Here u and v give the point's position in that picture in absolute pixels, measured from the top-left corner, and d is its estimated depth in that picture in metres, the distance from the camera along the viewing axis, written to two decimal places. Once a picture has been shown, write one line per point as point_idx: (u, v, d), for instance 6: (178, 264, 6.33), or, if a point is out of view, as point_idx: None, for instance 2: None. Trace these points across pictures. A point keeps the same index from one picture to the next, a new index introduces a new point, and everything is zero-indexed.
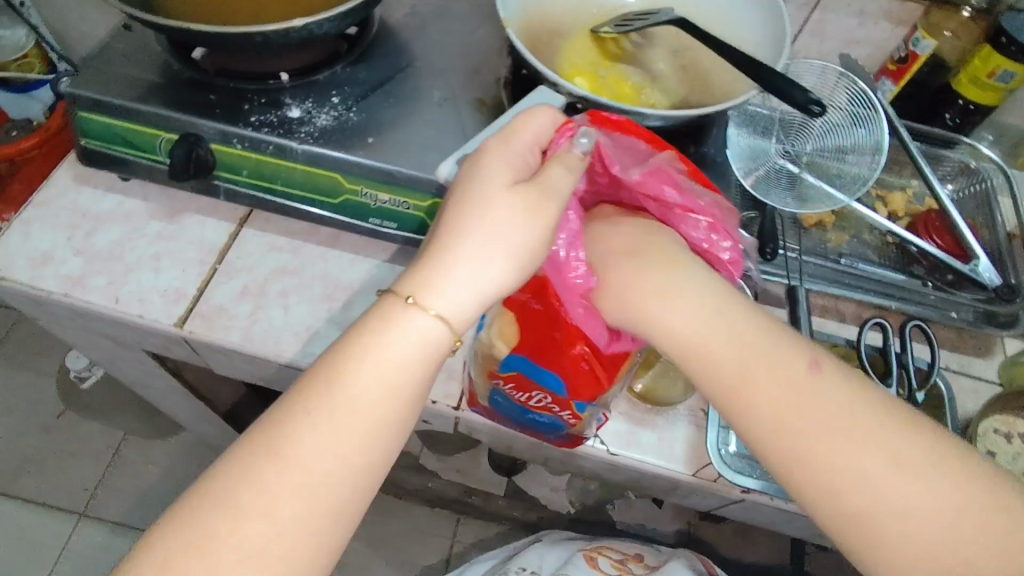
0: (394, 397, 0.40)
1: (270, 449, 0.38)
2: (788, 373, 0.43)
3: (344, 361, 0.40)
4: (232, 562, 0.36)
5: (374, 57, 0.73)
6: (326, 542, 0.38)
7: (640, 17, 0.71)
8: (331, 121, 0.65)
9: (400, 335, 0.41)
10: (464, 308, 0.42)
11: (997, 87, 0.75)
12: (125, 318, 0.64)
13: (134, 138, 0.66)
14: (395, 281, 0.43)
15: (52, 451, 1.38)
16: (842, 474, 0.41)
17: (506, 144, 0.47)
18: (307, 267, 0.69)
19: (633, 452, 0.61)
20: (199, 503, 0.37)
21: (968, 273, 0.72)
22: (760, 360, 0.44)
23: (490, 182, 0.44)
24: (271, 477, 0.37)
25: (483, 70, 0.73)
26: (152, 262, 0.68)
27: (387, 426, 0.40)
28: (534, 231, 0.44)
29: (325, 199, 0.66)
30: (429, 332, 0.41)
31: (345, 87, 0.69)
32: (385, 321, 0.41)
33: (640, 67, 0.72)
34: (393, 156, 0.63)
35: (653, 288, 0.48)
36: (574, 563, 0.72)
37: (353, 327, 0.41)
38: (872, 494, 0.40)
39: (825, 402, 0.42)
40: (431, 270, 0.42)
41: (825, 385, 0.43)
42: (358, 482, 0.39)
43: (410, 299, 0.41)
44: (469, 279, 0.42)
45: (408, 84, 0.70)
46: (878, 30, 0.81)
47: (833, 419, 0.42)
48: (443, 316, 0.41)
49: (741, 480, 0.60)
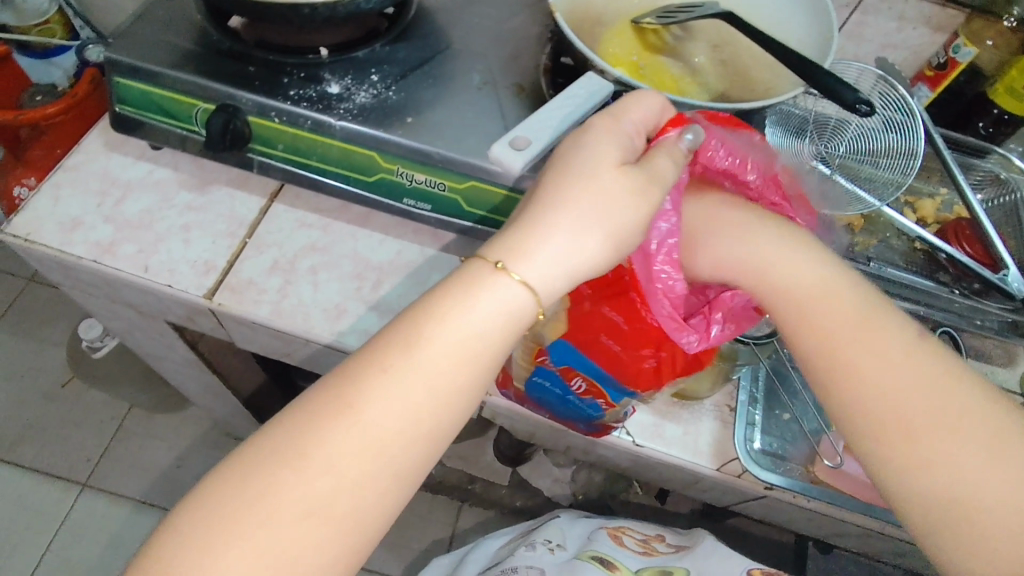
0: (465, 364, 0.41)
1: (341, 404, 0.39)
2: (868, 341, 0.47)
3: (426, 324, 0.41)
4: (303, 503, 0.37)
5: (413, 37, 0.72)
6: (391, 492, 0.40)
7: (682, 9, 0.71)
8: (370, 99, 0.65)
9: (478, 301, 0.41)
10: (551, 281, 0.43)
11: None
12: (154, 287, 0.64)
13: (170, 107, 0.65)
14: (485, 246, 0.43)
15: (56, 419, 1.38)
16: (907, 439, 0.44)
17: (615, 125, 0.46)
18: (336, 246, 0.68)
19: (658, 444, 0.61)
20: (272, 449, 0.38)
21: (997, 282, 0.71)
22: (847, 327, 0.47)
23: (598, 160, 0.44)
24: (346, 429, 0.39)
25: (521, 56, 0.72)
26: (181, 233, 0.67)
27: (460, 393, 0.41)
28: (623, 211, 0.44)
29: (360, 177, 0.66)
30: (512, 302, 0.42)
31: (384, 65, 0.68)
32: (474, 284, 0.42)
33: (678, 60, 0.72)
34: (432, 136, 0.63)
35: (737, 241, 0.52)
36: (600, 539, 0.71)
37: (443, 285, 0.42)
38: (908, 426, 0.44)
39: (901, 370, 0.45)
40: (520, 240, 0.43)
41: (904, 357, 0.46)
42: (425, 443, 0.41)
43: (500, 265, 0.42)
44: (561, 255, 0.43)
45: (447, 66, 0.70)
46: (917, 35, 0.81)
47: (906, 390, 0.45)
48: (527, 286, 0.42)
49: (765, 476, 0.59)
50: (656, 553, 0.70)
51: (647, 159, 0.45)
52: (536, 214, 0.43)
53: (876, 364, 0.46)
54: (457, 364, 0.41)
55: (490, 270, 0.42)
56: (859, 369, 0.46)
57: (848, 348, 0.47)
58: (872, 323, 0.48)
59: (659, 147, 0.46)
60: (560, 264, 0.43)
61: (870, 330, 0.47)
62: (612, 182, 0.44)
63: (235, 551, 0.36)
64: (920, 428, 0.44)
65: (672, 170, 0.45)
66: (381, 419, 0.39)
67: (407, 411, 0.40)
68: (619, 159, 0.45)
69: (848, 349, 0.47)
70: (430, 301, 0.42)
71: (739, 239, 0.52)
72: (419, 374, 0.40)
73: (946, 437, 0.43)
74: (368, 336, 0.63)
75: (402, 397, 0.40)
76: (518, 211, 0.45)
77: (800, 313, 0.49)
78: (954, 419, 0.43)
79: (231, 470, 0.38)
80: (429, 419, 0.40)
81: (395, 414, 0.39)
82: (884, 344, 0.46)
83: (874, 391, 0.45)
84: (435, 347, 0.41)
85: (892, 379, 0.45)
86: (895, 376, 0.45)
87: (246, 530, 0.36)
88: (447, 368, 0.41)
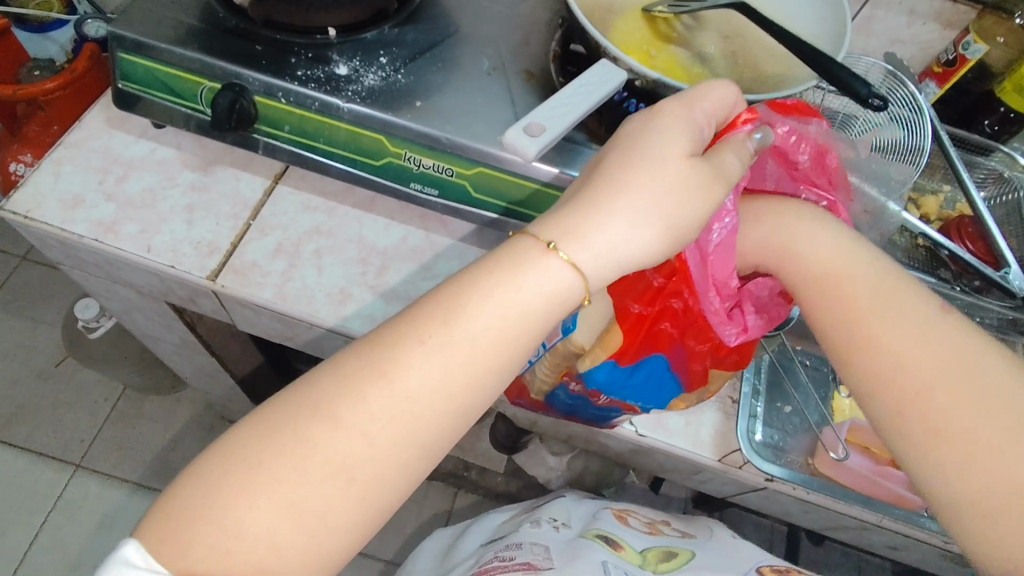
0: (503, 343, 0.41)
1: (375, 368, 0.39)
2: (894, 314, 0.47)
3: (469, 298, 0.41)
4: (324, 460, 0.37)
5: (422, 20, 0.71)
6: (412, 461, 0.39)
7: None
8: (379, 82, 0.64)
9: (524, 280, 0.41)
10: (599, 265, 0.42)
11: None
12: (157, 267, 0.63)
13: (176, 85, 0.64)
14: (536, 223, 0.43)
15: (49, 399, 1.37)
16: (924, 407, 0.44)
17: (688, 108, 0.46)
18: (341, 230, 0.67)
19: (660, 435, 0.61)
20: (298, 408, 0.38)
21: (998, 278, 0.70)
22: (897, 313, 0.47)
23: (666, 144, 0.44)
24: (376, 393, 0.39)
25: (531, 42, 0.72)
26: (184, 213, 0.66)
27: (492, 371, 0.41)
28: (674, 203, 0.43)
29: (367, 160, 0.65)
30: (559, 283, 0.41)
31: (392, 48, 0.68)
32: (522, 259, 0.41)
33: (688, 50, 0.72)
34: (441, 121, 0.62)
35: (790, 234, 0.51)
36: (605, 519, 0.72)
37: (492, 259, 0.42)
38: (949, 413, 0.43)
39: (926, 341, 0.46)
40: (573, 219, 0.42)
41: (930, 329, 0.46)
42: (451, 416, 0.40)
43: (552, 245, 0.42)
44: (611, 240, 0.42)
45: (456, 51, 0.69)
46: (926, 31, 0.81)
47: (928, 361, 0.45)
48: (576, 268, 0.41)
49: (765, 466, 0.60)
50: (661, 533, 0.71)
51: (714, 154, 0.45)
52: (592, 197, 0.43)
53: (900, 334, 0.46)
54: (497, 343, 0.41)
55: (541, 254, 0.42)
56: (899, 340, 0.46)
57: (874, 319, 0.47)
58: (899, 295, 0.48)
59: (726, 143, 0.46)
60: (609, 248, 0.42)
61: (896, 302, 0.47)
62: (678, 169, 0.43)
63: (258, 506, 0.36)
64: (939, 399, 0.44)
65: (737, 165, 0.45)
66: (413, 392, 0.39)
67: (439, 383, 0.39)
68: (689, 149, 0.44)
69: (874, 321, 0.47)
70: (475, 276, 0.42)
71: (783, 226, 0.52)
72: (460, 347, 0.40)
73: (962, 408, 0.43)
74: (373, 322, 0.62)
75: (442, 369, 0.40)
76: (576, 188, 0.45)
77: (833, 290, 0.49)
78: (973, 390, 0.44)
79: (259, 431, 0.38)
80: (462, 394, 0.40)
81: (428, 386, 0.39)
82: (909, 317, 0.47)
83: (895, 360, 0.46)
84: (482, 325, 0.40)
85: (937, 367, 0.45)
86: (918, 347, 0.45)
87: (270, 487, 0.36)
88: (488, 343, 0.40)
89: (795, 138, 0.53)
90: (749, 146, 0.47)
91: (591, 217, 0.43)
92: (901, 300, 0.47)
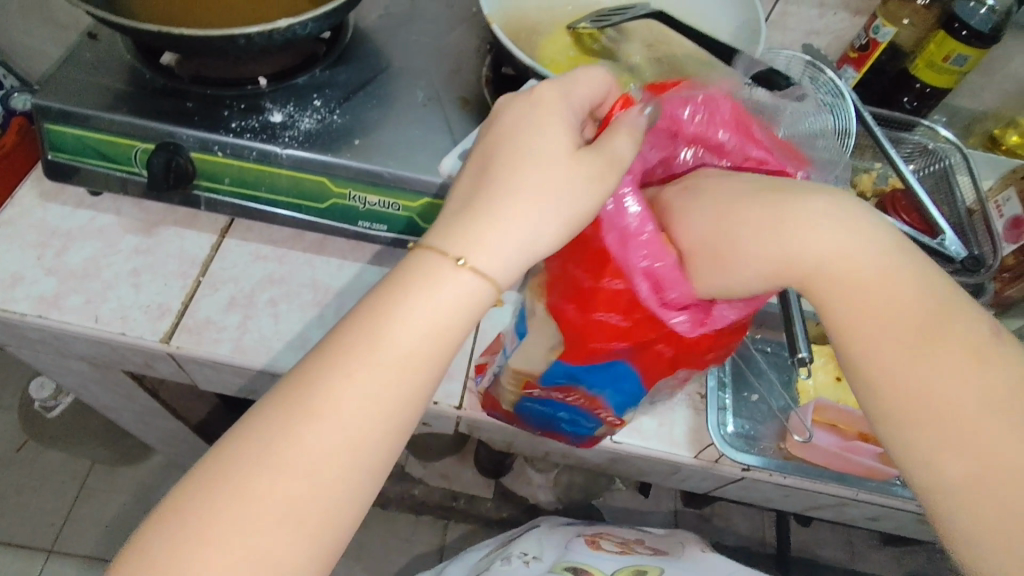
0: (429, 358, 0.39)
1: (305, 409, 0.37)
2: (893, 305, 0.41)
3: (389, 321, 0.39)
4: (274, 516, 0.35)
5: (353, 59, 0.72)
6: (362, 495, 0.38)
7: (615, 12, 0.72)
8: (315, 125, 0.64)
9: (441, 297, 0.39)
10: (511, 268, 0.41)
11: (952, 70, 0.79)
12: (106, 336, 0.62)
13: (108, 150, 0.63)
14: (439, 237, 0.41)
15: (11, 486, 1.31)
16: (928, 421, 0.39)
17: (564, 96, 0.45)
18: (295, 276, 0.67)
19: (635, 440, 0.61)
20: (234, 465, 0.36)
21: (937, 245, 0.72)
22: (894, 307, 0.41)
23: (556, 141, 0.43)
24: (311, 434, 0.37)
25: (463, 70, 0.73)
26: (131, 278, 0.65)
27: (429, 387, 0.40)
28: (585, 199, 0.42)
29: (311, 204, 0.65)
30: (474, 295, 0.40)
31: (325, 90, 0.68)
32: (432, 278, 0.40)
33: (615, 60, 0.73)
34: (381, 156, 0.62)
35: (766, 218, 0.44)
36: (577, 548, 0.72)
37: (399, 280, 0.40)
38: (944, 411, 0.38)
39: (941, 341, 0.39)
40: (479, 228, 0.41)
41: (948, 328, 0.40)
42: (396, 437, 0.39)
43: (461, 260, 0.40)
44: (522, 242, 0.41)
45: (389, 86, 0.70)
46: (838, 20, 0.85)
47: (926, 363, 0.40)
48: (483, 277, 0.40)
49: (741, 457, 0.60)
50: (633, 552, 0.71)
51: (606, 139, 0.44)
52: (499, 193, 0.41)
53: (898, 330, 0.41)
54: (423, 356, 0.39)
55: (440, 263, 0.40)
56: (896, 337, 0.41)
57: (865, 312, 0.42)
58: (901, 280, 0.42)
59: (618, 125, 0.44)
60: (514, 245, 0.41)
61: (891, 291, 0.41)
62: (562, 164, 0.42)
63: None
64: (945, 411, 0.39)
65: (630, 149, 0.44)
66: (350, 423, 0.37)
67: (373, 406, 0.38)
68: (571, 145, 0.43)
69: (868, 318, 0.42)
70: (391, 299, 0.40)
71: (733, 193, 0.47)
72: (383, 365, 0.38)
73: (966, 416, 0.38)
74: None
75: (374, 396, 0.38)
76: (471, 195, 0.43)
77: (823, 280, 0.43)
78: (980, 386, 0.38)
79: (194, 497, 0.35)
80: (395, 413, 0.39)
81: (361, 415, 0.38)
82: (908, 310, 0.41)
83: (894, 368, 0.41)
84: (402, 345, 0.39)
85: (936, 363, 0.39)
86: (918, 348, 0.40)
87: (216, 553, 0.34)
88: (415, 359, 0.39)
89: (683, 119, 0.51)
90: (641, 121, 0.45)
91: (497, 224, 0.41)
92: (908, 293, 0.41)
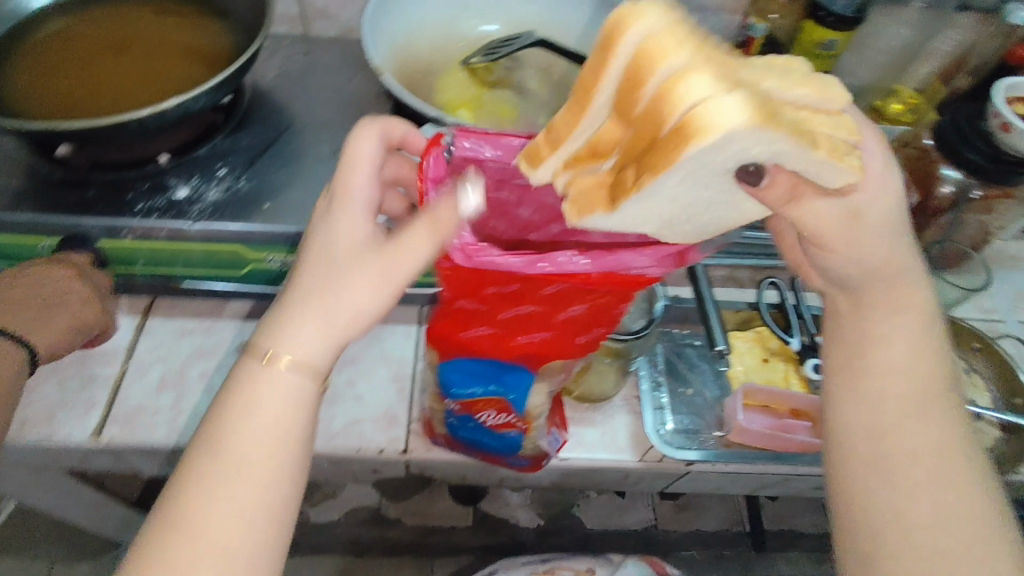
0: (285, 424, 0.39)
1: (161, 536, 0.36)
2: (907, 355, 0.44)
3: (221, 428, 0.38)
4: None
5: (254, 122, 0.73)
6: None
7: (505, 43, 0.75)
8: (222, 194, 0.65)
9: (260, 395, 0.39)
10: (321, 348, 0.40)
11: (825, 54, 0.85)
12: (31, 441, 0.60)
13: (13, 249, 0.63)
14: (254, 339, 0.40)
15: None
16: (909, 455, 0.42)
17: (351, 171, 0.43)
18: (224, 346, 0.67)
19: (581, 453, 0.63)
20: None
21: None
22: (909, 325, 0.45)
23: (341, 224, 0.42)
24: (170, 562, 0.35)
25: (366, 118, 0.75)
26: (52, 376, 0.63)
27: (279, 479, 0.38)
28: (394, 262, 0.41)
29: (231, 273, 0.65)
30: (295, 387, 0.39)
31: (229, 157, 0.68)
32: (249, 384, 0.39)
33: (512, 88, 0.77)
34: (292, 217, 0.63)
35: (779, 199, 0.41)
36: None
37: (225, 391, 0.40)
38: (884, 405, 0.44)
39: (913, 348, 0.44)
40: (282, 321, 0.40)
41: (915, 342, 0.45)
42: (265, 535, 0.37)
43: (268, 356, 0.39)
44: (329, 324, 0.40)
45: (293, 145, 0.71)
46: (717, 21, 0.90)
47: (912, 418, 0.43)
48: (301, 365, 0.39)
49: (682, 454, 0.63)
50: None
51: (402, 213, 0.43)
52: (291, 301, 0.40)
53: (909, 374, 0.44)
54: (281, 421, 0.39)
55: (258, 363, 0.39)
56: (890, 333, 0.45)
57: (881, 353, 0.45)
58: (906, 331, 0.45)
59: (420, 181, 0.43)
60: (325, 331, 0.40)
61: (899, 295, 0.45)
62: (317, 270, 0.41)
63: None
64: (924, 456, 0.42)
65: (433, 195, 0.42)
66: (208, 540, 0.36)
67: (243, 486, 0.37)
68: (362, 219, 0.42)
69: (874, 354, 0.45)
70: (217, 411, 0.39)
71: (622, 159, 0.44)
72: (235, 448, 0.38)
73: (935, 462, 0.42)
74: None
75: (236, 480, 0.37)
76: (283, 291, 0.42)
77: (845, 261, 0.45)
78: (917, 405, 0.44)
79: None
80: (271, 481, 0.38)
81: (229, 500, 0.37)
82: (917, 364, 0.44)
83: (893, 398, 0.44)
84: (255, 421, 0.38)
85: (892, 370, 0.44)
86: (916, 391, 0.44)
87: None
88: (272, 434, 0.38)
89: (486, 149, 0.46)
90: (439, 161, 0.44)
91: (303, 315, 0.40)
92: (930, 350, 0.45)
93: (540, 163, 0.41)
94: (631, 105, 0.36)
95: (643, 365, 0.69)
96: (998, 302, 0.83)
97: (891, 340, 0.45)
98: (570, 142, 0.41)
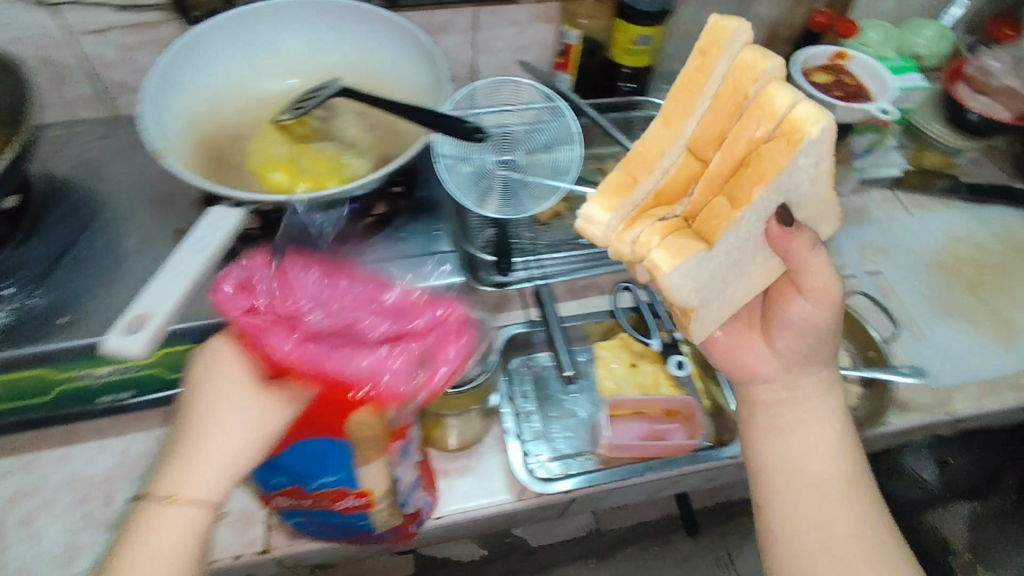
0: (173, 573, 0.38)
1: None
2: (813, 420, 0.51)
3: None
4: None
5: (47, 225, 0.66)
6: None
7: (311, 94, 0.72)
8: (10, 317, 0.58)
9: (151, 536, 0.38)
10: (220, 484, 0.40)
11: (642, 50, 0.87)
12: None
13: None
14: (150, 484, 0.40)
15: None
16: (804, 527, 0.47)
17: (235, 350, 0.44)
18: (49, 480, 0.60)
19: (454, 507, 0.60)
20: None
21: None
22: (818, 416, 0.51)
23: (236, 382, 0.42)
24: None
25: (177, 198, 0.70)
26: None
27: None
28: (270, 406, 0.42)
29: (37, 401, 0.59)
30: (185, 526, 0.39)
31: (17, 272, 0.62)
32: (145, 529, 0.38)
33: (330, 138, 0.73)
34: (95, 327, 0.58)
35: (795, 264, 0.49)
36: None
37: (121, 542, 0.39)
38: (807, 471, 0.49)
39: (826, 431, 0.50)
40: (174, 467, 0.40)
41: (828, 427, 0.50)
42: None
43: (166, 498, 0.39)
44: (225, 465, 0.40)
45: (95, 243, 0.65)
46: (537, 32, 0.89)
47: (826, 501, 0.48)
48: (195, 503, 0.39)
49: (551, 488, 0.60)
50: None
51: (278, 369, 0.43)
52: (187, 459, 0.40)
53: (814, 459, 0.49)
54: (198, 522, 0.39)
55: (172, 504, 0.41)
56: (812, 415, 0.51)
57: (789, 439, 0.50)
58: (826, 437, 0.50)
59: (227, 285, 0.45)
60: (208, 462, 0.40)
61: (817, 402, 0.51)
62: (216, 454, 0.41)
63: None
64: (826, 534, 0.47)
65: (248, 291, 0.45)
66: None
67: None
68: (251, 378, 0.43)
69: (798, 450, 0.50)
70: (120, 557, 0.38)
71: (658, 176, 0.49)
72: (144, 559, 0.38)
73: (849, 539, 0.47)
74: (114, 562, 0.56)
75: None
76: (175, 432, 0.42)
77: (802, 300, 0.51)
78: (823, 480, 0.48)
79: None
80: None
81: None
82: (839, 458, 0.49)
83: (812, 494, 0.48)
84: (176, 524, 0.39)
85: (813, 452, 0.49)
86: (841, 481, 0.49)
87: None
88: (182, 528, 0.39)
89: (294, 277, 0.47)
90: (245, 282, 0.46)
91: (197, 457, 0.40)
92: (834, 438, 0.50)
93: (597, 237, 0.49)
94: (729, 109, 0.45)
95: (501, 400, 0.65)
96: (845, 258, 0.86)
97: (808, 424, 0.51)
98: (641, 192, 0.49)
